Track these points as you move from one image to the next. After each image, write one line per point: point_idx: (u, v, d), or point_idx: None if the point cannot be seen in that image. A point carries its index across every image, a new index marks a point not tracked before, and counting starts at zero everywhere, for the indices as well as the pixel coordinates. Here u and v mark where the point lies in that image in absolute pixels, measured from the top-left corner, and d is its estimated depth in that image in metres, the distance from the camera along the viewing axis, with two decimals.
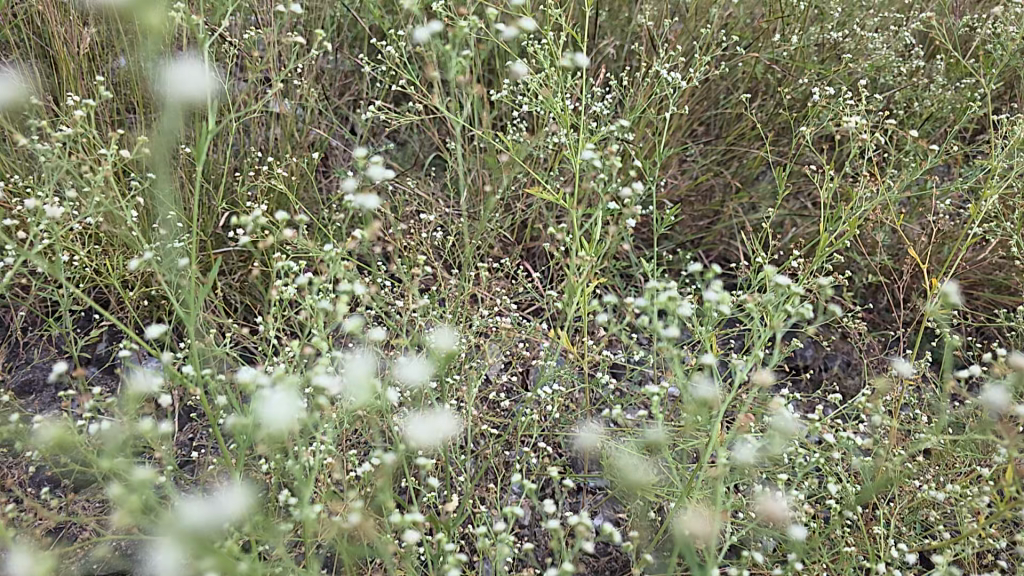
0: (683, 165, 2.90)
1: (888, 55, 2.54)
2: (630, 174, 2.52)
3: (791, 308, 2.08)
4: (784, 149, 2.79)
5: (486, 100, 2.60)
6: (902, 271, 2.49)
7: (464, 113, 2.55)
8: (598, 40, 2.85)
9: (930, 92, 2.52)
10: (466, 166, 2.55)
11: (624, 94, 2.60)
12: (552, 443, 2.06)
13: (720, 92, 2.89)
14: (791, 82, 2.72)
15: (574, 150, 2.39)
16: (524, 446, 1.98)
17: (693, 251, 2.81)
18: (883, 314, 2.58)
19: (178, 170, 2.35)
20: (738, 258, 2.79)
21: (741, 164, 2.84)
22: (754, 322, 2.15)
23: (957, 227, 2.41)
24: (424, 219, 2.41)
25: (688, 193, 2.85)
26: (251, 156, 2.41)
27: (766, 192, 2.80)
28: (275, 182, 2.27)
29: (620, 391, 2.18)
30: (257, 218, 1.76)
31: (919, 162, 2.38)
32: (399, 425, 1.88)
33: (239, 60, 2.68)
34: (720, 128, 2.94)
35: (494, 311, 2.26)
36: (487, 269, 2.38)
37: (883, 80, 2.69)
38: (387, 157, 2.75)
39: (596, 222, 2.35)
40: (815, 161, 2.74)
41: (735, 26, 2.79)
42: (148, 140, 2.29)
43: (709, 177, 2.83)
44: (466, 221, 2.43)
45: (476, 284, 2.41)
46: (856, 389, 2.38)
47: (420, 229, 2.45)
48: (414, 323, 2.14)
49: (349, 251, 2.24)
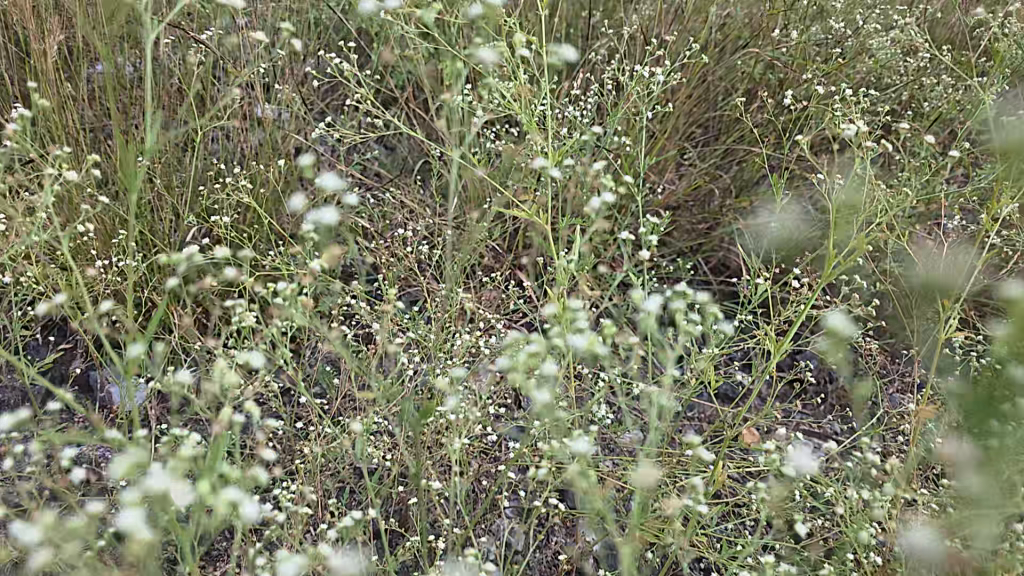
0: (681, 169, 2.81)
1: (892, 55, 2.45)
2: (627, 181, 2.44)
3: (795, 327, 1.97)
4: (786, 152, 2.71)
5: (475, 105, 2.50)
6: (909, 279, 2.40)
7: (453, 119, 2.46)
8: (593, 40, 2.76)
9: (938, 93, 2.44)
10: (456, 175, 2.47)
11: (621, 99, 2.52)
12: (543, 470, 1.96)
13: (719, 94, 2.80)
14: (793, 83, 2.63)
15: (568, 157, 2.29)
16: (516, 473, 1.88)
17: (691, 258, 2.71)
18: (889, 324, 2.49)
19: (152, 184, 2.25)
20: (738, 265, 2.70)
21: (741, 168, 2.75)
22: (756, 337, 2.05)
23: (967, 232, 2.32)
24: (411, 231, 2.31)
25: (687, 200, 2.77)
26: (228, 166, 2.31)
27: (766, 198, 2.71)
28: (251, 198, 2.17)
29: (618, 410, 2.08)
30: (196, 253, 1.62)
31: (926, 165, 2.30)
32: (382, 454, 1.78)
33: (219, 66, 2.58)
34: (719, 132, 2.86)
35: (484, 327, 2.18)
36: (476, 284, 2.30)
37: (888, 80, 2.61)
38: (374, 164, 2.65)
39: (591, 232, 2.26)
40: (818, 164, 2.65)
41: (734, 26, 2.70)
42: (119, 155, 2.20)
43: (707, 182, 2.74)
44: (455, 234, 2.36)
45: (466, 297, 2.31)
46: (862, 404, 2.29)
47: (408, 242, 2.35)
48: (400, 340, 2.04)
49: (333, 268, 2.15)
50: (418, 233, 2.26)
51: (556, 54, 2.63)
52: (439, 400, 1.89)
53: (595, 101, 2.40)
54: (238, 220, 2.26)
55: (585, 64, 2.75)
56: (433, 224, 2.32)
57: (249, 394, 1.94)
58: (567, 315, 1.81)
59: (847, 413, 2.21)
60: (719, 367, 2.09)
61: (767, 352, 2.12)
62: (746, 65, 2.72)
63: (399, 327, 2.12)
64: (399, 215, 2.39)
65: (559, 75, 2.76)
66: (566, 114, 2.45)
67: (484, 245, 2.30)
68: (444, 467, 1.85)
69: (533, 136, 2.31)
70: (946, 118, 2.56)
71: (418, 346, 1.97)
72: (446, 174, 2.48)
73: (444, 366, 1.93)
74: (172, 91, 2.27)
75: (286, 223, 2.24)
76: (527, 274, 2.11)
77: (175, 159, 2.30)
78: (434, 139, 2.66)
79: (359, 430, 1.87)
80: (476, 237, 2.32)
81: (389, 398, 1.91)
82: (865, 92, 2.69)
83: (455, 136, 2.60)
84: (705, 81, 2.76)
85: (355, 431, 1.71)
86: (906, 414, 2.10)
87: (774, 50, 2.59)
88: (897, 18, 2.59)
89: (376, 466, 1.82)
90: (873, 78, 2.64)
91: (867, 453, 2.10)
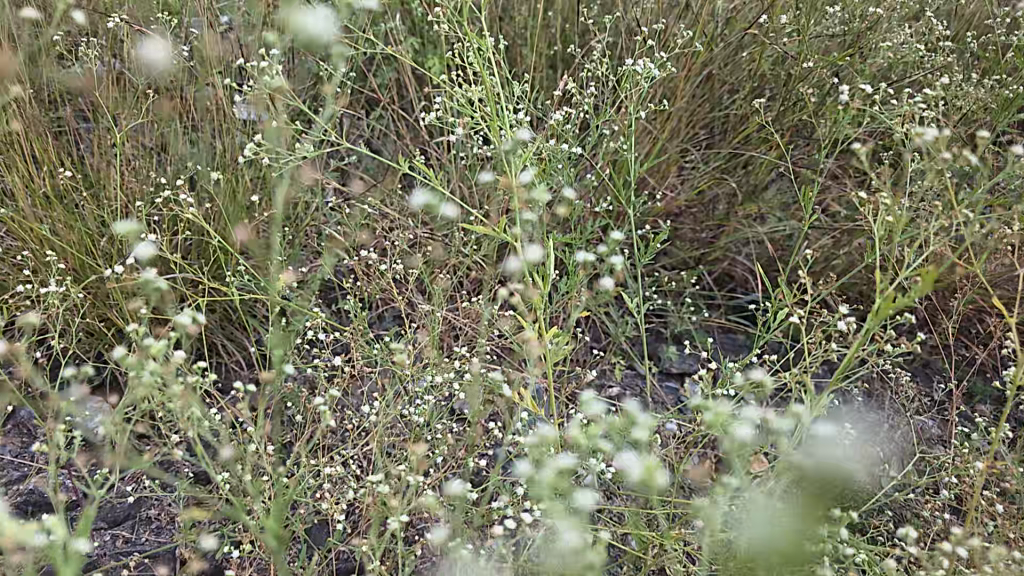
0: (683, 172, 2.62)
1: (911, 50, 2.26)
2: (624, 188, 2.24)
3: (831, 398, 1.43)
4: (796, 154, 2.52)
5: (458, 107, 2.30)
6: (932, 294, 2.21)
7: (436, 122, 2.28)
8: (589, 36, 2.56)
9: (960, 88, 2.24)
10: (440, 180, 2.29)
11: (617, 99, 2.33)
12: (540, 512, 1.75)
13: (724, 92, 2.61)
14: (803, 78, 2.44)
15: (556, 163, 2.10)
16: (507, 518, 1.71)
17: (695, 269, 2.53)
18: (912, 340, 2.30)
19: (108, 199, 2.06)
20: (746, 275, 2.51)
21: (747, 171, 2.56)
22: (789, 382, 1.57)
23: (997, 246, 2.12)
24: (388, 245, 2.12)
25: (690, 205, 2.57)
26: (189, 177, 2.13)
27: (776, 202, 2.52)
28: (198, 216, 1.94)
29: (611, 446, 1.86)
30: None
31: (951, 172, 2.10)
32: (352, 500, 1.60)
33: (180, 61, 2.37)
34: (725, 133, 2.67)
35: (468, 350, 1.99)
36: (461, 299, 2.12)
37: (907, 77, 2.41)
38: (355, 169, 2.46)
39: (583, 245, 2.07)
40: (830, 166, 2.46)
41: (739, 19, 2.49)
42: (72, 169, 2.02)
43: (710, 186, 2.55)
44: (438, 245, 2.17)
45: (452, 316, 2.12)
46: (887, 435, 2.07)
47: (384, 257, 2.15)
48: (375, 366, 1.85)
49: (298, 290, 1.97)
50: (395, 246, 2.07)
51: (546, 50, 2.44)
52: (417, 433, 1.72)
53: (590, 99, 2.21)
54: (200, 238, 2.07)
55: (581, 61, 2.57)
56: (413, 234, 2.14)
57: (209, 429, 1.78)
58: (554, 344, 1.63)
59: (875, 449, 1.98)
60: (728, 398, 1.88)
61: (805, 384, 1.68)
62: (753, 60, 2.53)
63: (371, 350, 1.92)
64: (378, 226, 2.20)
65: (552, 72, 2.57)
66: (555, 116, 2.25)
67: (470, 258, 2.11)
68: (421, 508, 1.67)
69: (522, 138, 2.13)
70: (973, 116, 2.36)
71: (392, 373, 1.78)
72: (430, 181, 2.29)
73: (418, 395, 1.74)
74: (39, 73, 2.05)
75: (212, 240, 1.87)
76: (513, 293, 1.92)
77: (138, 161, 2.11)
78: (418, 141, 2.47)
79: (326, 466, 1.68)
80: (460, 249, 2.14)
81: (360, 430, 1.72)
82: (881, 89, 2.50)
83: (441, 140, 2.41)
84: (709, 77, 2.58)
85: (309, 474, 1.52)
86: (946, 453, 1.88)
87: (783, 41, 2.40)
88: (915, 7, 2.40)
89: (343, 506, 1.63)
90: (889, 74, 2.45)
91: (893, 491, 1.91)
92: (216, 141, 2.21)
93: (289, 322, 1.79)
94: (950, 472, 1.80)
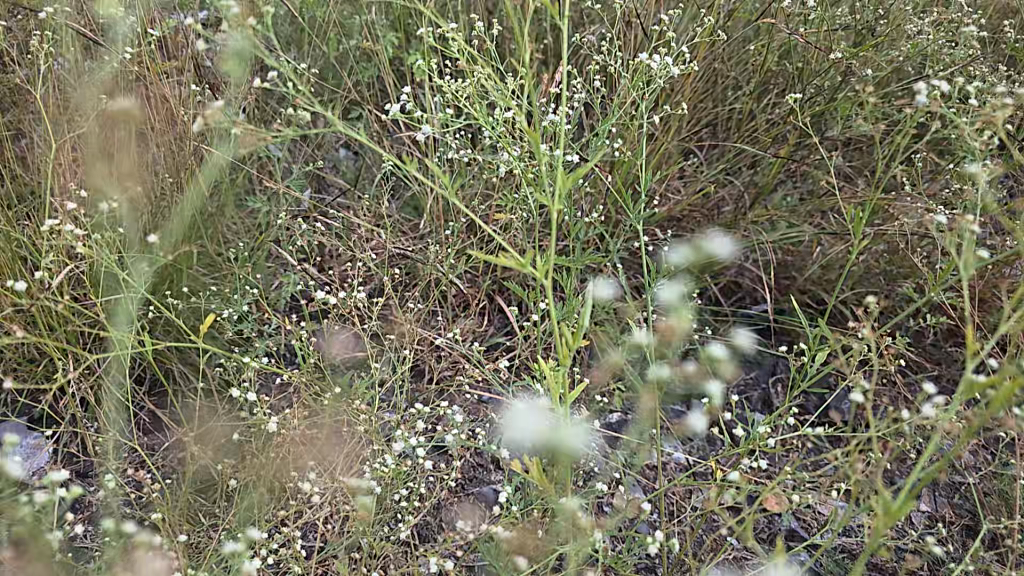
0: (685, 175, 2.42)
1: (936, 41, 2.04)
2: (621, 195, 2.02)
3: (891, 495, 1.11)
4: (808, 153, 2.32)
5: (435, 106, 2.08)
6: (967, 314, 1.99)
7: (413, 124, 2.05)
8: (582, 30, 2.34)
9: (991, 80, 2.03)
10: (420, 187, 2.07)
11: (612, 95, 2.10)
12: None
13: (728, 87, 2.41)
14: (817, 71, 2.23)
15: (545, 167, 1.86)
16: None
17: (699, 278, 2.32)
18: (956, 370, 2.05)
19: (33, 216, 1.77)
20: (756, 287, 2.30)
21: (757, 172, 2.36)
22: (841, 452, 1.25)
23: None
24: (358, 258, 1.89)
25: (692, 209, 2.37)
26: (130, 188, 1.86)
27: (787, 206, 2.32)
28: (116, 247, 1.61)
29: (621, 514, 1.59)
30: None
31: (983, 177, 1.88)
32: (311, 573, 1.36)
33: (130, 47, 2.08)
34: (728, 131, 2.48)
35: (447, 380, 1.77)
36: (441, 317, 1.91)
37: (925, 71, 2.20)
38: (328, 173, 2.24)
39: (577, 263, 1.85)
40: (842, 167, 2.26)
41: (744, 9, 2.27)
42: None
43: (716, 190, 2.35)
44: (415, 259, 1.95)
45: (428, 336, 1.89)
46: (936, 486, 1.80)
47: (353, 273, 1.92)
48: (341, 402, 1.62)
49: (249, 319, 1.74)
50: (365, 263, 1.84)
51: (534, 45, 2.24)
52: (394, 486, 1.48)
53: (580, 96, 1.99)
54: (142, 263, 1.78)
55: (575, 57, 2.36)
56: (387, 247, 1.93)
57: (145, 490, 1.51)
58: (550, 389, 1.35)
59: (926, 518, 1.71)
60: (749, 443, 1.62)
61: (857, 453, 1.34)
62: (758, 53, 2.32)
63: (336, 383, 1.68)
64: (349, 236, 1.97)
65: (544, 66, 2.36)
66: (541, 115, 2.02)
67: (450, 273, 1.89)
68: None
69: (509, 141, 1.91)
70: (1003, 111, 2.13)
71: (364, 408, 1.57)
72: (406, 188, 2.08)
73: (392, 439, 1.52)
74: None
75: (136, 291, 1.59)
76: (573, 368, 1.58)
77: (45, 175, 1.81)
78: (397, 146, 2.26)
79: (282, 527, 1.44)
80: (439, 264, 1.91)
81: (326, 475, 1.50)
82: (900, 83, 2.29)
83: (419, 144, 2.19)
84: (712, 71, 2.38)
85: (248, 551, 1.27)
86: (997, 504, 1.64)
87: (796, 31, 2.17)
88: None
89: (303, 572, 1.39)
90: (906, 67, 2.23)
91: (934, 540, 1.68)
92: (133, 143, 1.87)
93: (232, 364, 1.53)
94: (1002, 526, 1.56)
